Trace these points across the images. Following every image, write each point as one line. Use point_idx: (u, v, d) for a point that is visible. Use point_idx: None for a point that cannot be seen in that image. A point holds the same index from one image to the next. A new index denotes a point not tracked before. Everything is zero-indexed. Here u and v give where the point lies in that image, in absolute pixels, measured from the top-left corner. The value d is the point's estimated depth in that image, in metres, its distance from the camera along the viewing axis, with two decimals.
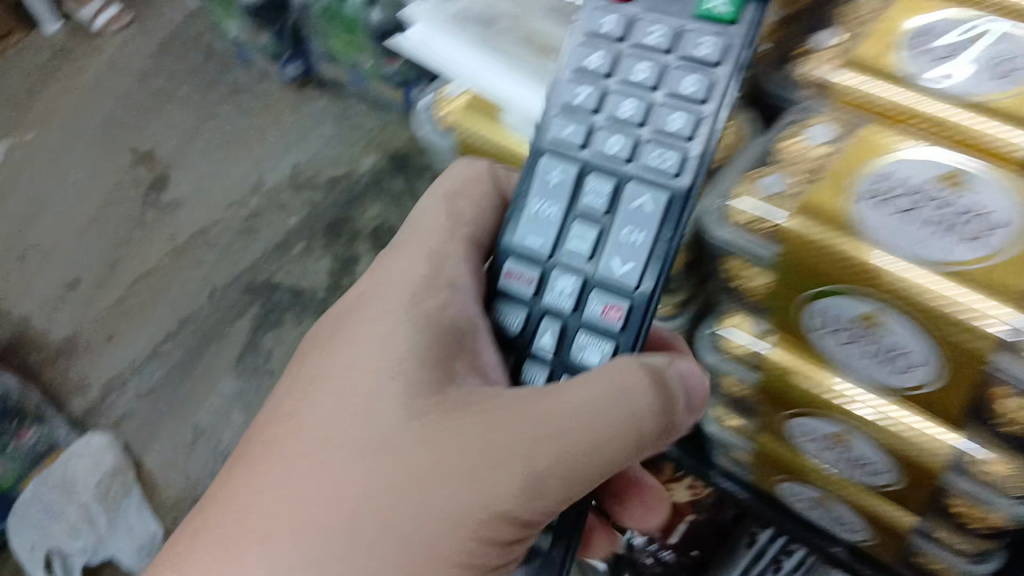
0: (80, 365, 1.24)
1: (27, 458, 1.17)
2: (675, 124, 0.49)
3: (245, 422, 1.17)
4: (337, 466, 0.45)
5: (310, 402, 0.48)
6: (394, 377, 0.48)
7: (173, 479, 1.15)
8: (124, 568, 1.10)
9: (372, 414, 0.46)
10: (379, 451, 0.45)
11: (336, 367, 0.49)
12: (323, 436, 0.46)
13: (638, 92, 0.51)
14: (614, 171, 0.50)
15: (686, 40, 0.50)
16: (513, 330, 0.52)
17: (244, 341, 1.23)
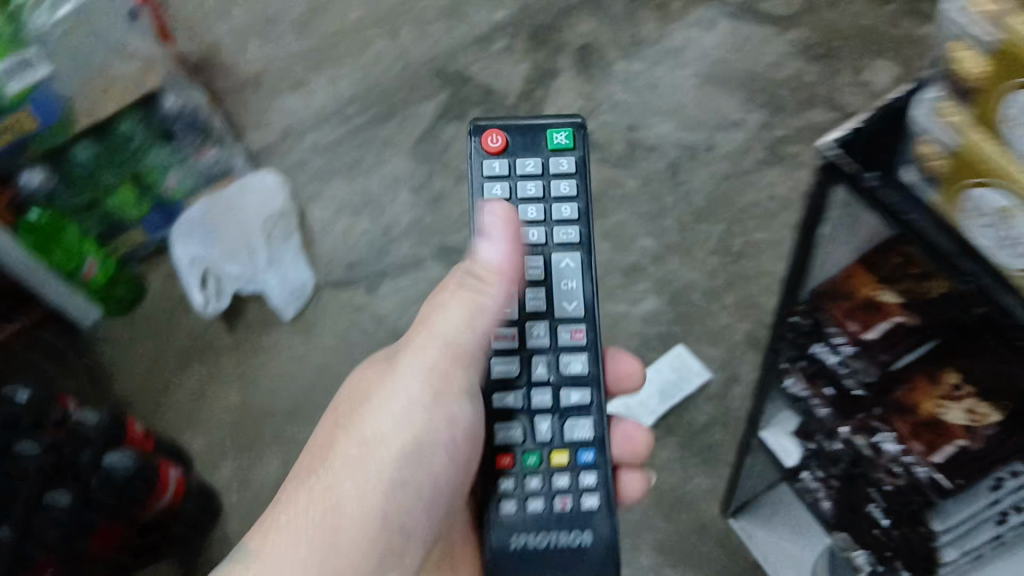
0: (261, 101, 1.24)
1: (200, 175, 1.12)
2: (564, 214, 0.57)
3: (411, 203, 1.16)
4: (374, 482, 0.49)
5: (338, 448, 0.50)
6: (427, 398, 0.51)
7: (333, 234, 1.14)
8: (270, 307, 1.08)
9: (406, 421, 0.51)
10: (421, 448, 0.51)
11: (359, 412, 0.51)
12: (368, 451, 0.49)
13: (527, 193, 0.56)
14: (540, 251, 0.56)
15: (522, 159, 0.57)
16: (516, 408, 0.55)
17: (427, 122, 1.20)
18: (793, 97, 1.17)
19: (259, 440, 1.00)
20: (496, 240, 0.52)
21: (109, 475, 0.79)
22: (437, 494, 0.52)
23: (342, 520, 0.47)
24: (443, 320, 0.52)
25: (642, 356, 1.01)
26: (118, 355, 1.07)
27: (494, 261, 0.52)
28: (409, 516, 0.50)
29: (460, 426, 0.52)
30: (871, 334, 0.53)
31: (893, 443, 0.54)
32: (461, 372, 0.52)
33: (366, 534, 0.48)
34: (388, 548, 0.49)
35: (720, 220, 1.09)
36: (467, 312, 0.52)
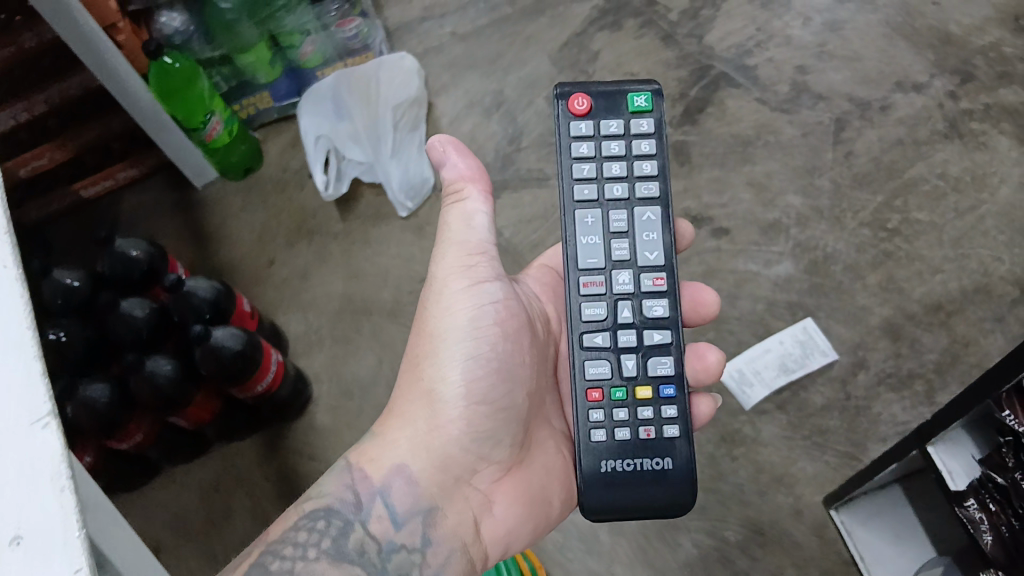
0: None
1: (340, 45, 1.06)
2: (646, 170, 0.59)
3: (545, 114, 1.09)
4: (482, 389, 0.57)
5: (413, 401, 0.58)
6: (491, 314, 0.59)
7: (460, 132, 1.09)
8: (387, 199, 1.05)
9: (477, 336, 0.58)
10: (503, 353, 0.59)
11: (421, 372, 0.59)
12: (456, 385, 0.57)
13: (611, 152, 0.59)
14: (625, 208, 0.59)
15: (607, 121, 0.59)
16: (606, 365, 0.58)
17: (576, 27, 1.12)
18: (987, 68, 1.04)
19: (356, 333, 0.98)
20: (455, 161, 0.58)
21: (216, 351, 0.78)
22: (513, 378, 0.59)
23: (436, 396, 0.57)
24: (457, 223, 0.59)
25: (766, 323, 0.94)
26: (228, 218, 1.06)
27: (458, 175, 0.59)
28: (493, 395, 0.58)
29: (492, 305, 0.60)
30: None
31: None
32: (483, 264, 0.60)
33: (453, 407, 0.57)
34: (479, 416, 0.57)
35: (880, 190, 0.99)
36: (462, 214, 0.59)
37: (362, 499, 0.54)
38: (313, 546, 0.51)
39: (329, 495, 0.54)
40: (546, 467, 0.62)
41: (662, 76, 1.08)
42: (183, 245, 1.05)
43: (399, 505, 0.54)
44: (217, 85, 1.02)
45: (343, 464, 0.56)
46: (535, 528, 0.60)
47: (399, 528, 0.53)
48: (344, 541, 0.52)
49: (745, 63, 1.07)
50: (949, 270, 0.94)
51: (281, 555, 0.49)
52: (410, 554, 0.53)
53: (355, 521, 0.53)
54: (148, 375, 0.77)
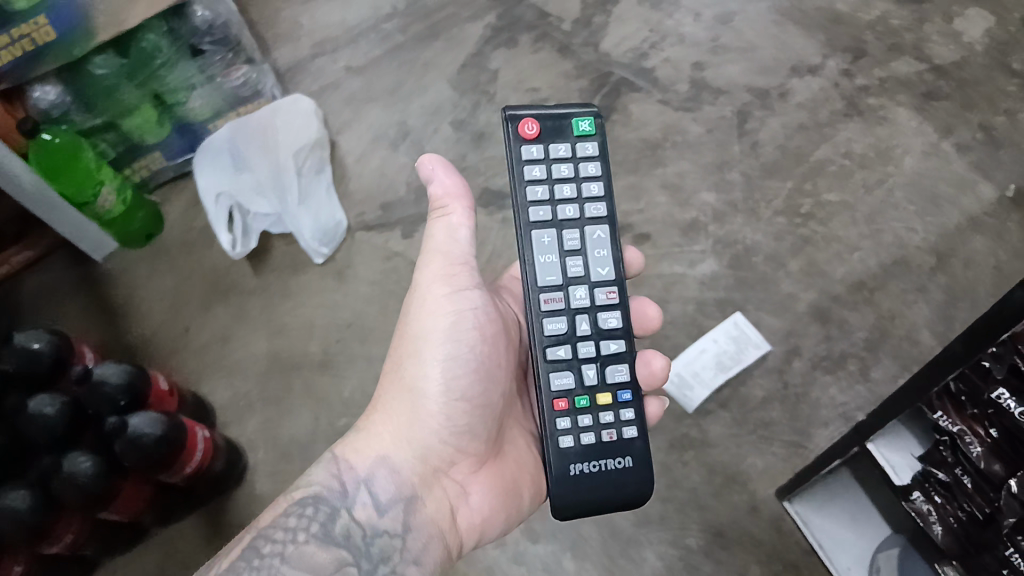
0: (288, 12, 1.15)
1: (229, 95, 1.02)
2: (593, 192, 0.59)
3: (453, 139, 1.07)
4: (465, 387, 0.60)
5: (397, 398, 0.60)
6: (474, 319, 0.61)
7: (368, 169, 1.06)
8: (300, 248, 1.01)
9: (459, 338, 0.60)
10: (483, 355, 0.61)
11: (405, 367, 0.61)
12: (440, 383, 0.60)
13: (561, 175, 0.58)
14: (578, 227, 0.59)
15: (555, 145, 0.58)
16: (570, 377, 0.58)
17: (473, 46, 1.11)
18: (877, 43, 1.06)
19: (288, 392, 0.95)
20: (442, 177, 0.58)
21: (136, 441, 0.75)
22: (491, 377, 0.62)
23: (418, 394, 0.60)
24: (441, 234, 0.60)
25: (698, 323, 0.94)
26: (135, 288, 1.01)
27: (444, 190, 0.59)
28: (473, 394, 0.60)
29: (472, 312, 0.61)
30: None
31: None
32: (463, 272, 0.61)
33: (434, 404, 0.60)
34: (460, 412, 0.60)
35: (790, 176, 1.00)
36: (447, 226, 0.59)
37: (348, 487, 0.57)
38: (303, 530, 0.54)
39: (316, 483, 0.57)
40: (516, 461, 0.66)
41: (564, 88, 1.07)
42: (89, 322, 1.00)
43: (382, 493, 0.57)
44: (104, 152, 0.97)
45: (329, 456, 0.59)
46: (508, 517, 0.64)
47: (382, 514, 0.57)
48: (332, 525, 0.55)
49: (644, 65, 1.08)
50: (866, 247, 0.96)
51: (272, 539, 0.54)
52: (391, 538, 0.56)
53: (341, 507, 0.56)
54: (68, 475, 0.73)
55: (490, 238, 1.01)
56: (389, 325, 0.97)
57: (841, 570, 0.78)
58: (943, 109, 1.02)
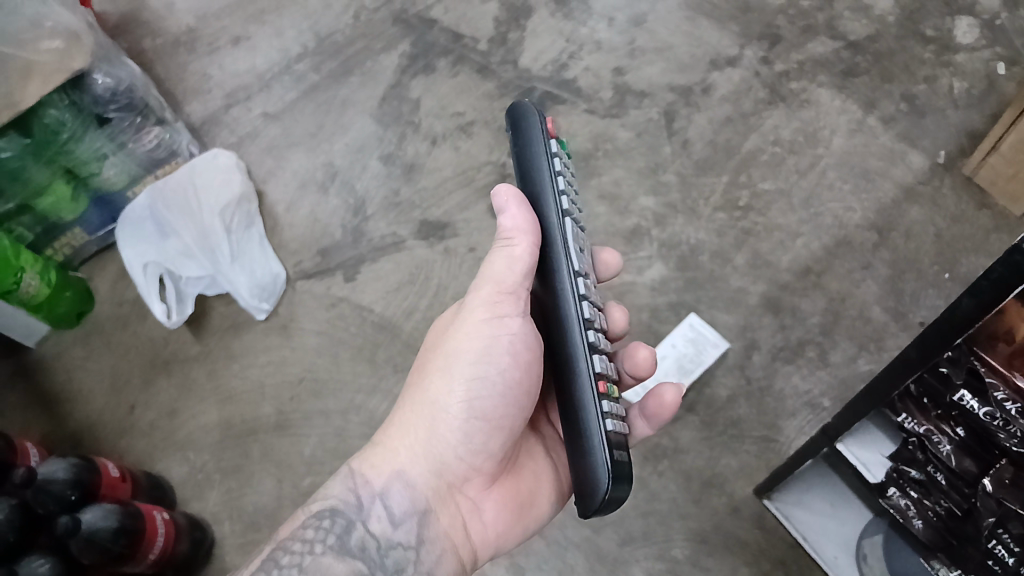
0: (198, 67, 1.13)
1: (143, 159, 0.98)
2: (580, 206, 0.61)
3: (383, 175, 1.04)
4: (491, 409, 0.59)
5: (421, 414, 0.59)
6: (514, 346, 0.58)
7: (300, 217, 1.03)
8: (239, 306, 0.98)
9: (493, 362, 0.58)
10: (515, 379, 0.59)
11: (431, 383, 0.59)
12: (465, 402, 0.58)
13: (571, 178, 0.59)
14: (583, 231, 0.59)
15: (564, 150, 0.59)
16: (602, 362, 0.55)
17: (391, 77, 1.09)
18: (791, 26, 1.07)
19: (247, 459, 0.91)
20: (515, 209, 0.56)
21: (92, 538, 0.70)
22: (518, 403, 0.60)
23: (439, 411, 0.59)
24: (498, 263, 0.57)
25: (654, 330, 0.93)
26: (73, 372, 0.97)
27: (514, 223, 0.56)
28: (498, 414, 0.59)
29: (510, 339, 0.58)
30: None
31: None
32: (510, 300, 0.58)
33: (455, 423, 0.58)
34: (479, 432, 0.59)
35: (723, 171, 1.00)
36: (507, 258, 0.56)
37: (364, 501, 0.57)
38: (320, 542, 0.54)
39: (334, 497, 0.57)
40: (532, 475, 0.66)
41: (489, 110, 1.06)
42: (27, 413, 0.94)
43: (398, 507, 0.57)
44: (23, 236, 0.93)
45: (347, 469, 0.59)
46: (519, 532, 0.64)
47: (397, 528, 0.56)
48: (348, 538, 0.55)
49: (564, 77, 1.07)
50: (808, 232, 0.96)
51: (290, 551, 0.54)
52: (406, 551, 0.56)
53: (357, 521, 0.56)
54: None
55: (434, 271, 0.98)
56: (342, 374, 0.94)
57: (828, 560, 0.79)
58: (864, 84, 1.03)
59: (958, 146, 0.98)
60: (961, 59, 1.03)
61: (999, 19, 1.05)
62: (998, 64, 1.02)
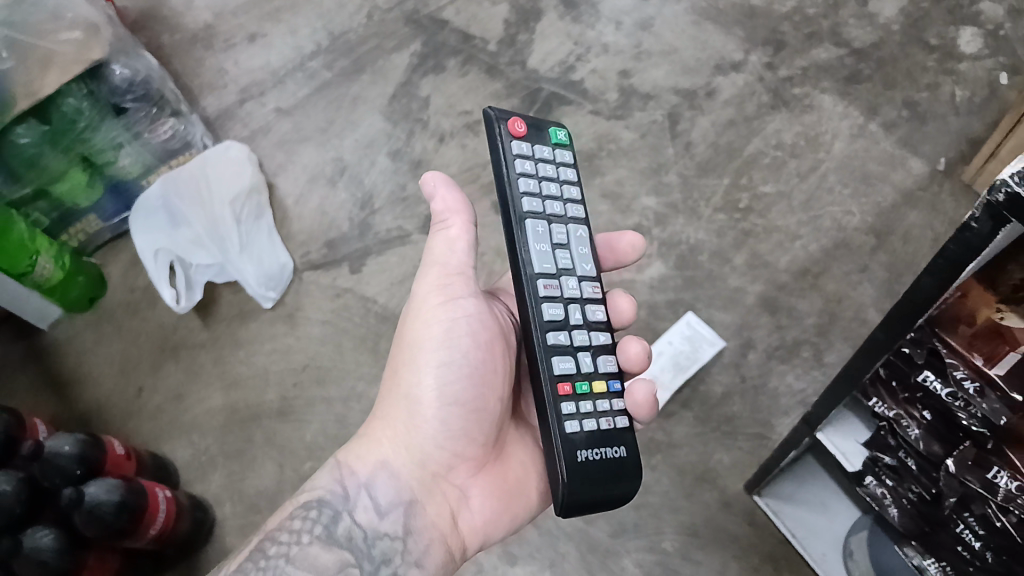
0: (214, 62, 1.16)
1: (158, 150, 1.01)
2: (573, 194, 0.62)
3: (390, 170, 1.06)
4: (459, 395, 0.60)
5: (393, 406, 0.61)
6: (469, 327, 0.61)
7: (308, 210, 1.05)
8: (247, 295, 1.00)
9: (452, 346, 0.60)
10: (477, 361, 0.61)
11: (400, 376, 0.62)
12: (432, 390, 0.60)
13: (547, 173, 0.61)
14: (563, 224, 0.61)
15: (540, 146, 0.61)
16: (571, 364, 0.58)
17: (401, 75, 1.12)
18: (795, 33, 1.09)
19: (249, 444, 0.94)
20: (446, 194, 0.59)
21: (94, 512, 0.72)
22: (489, 384, 0.61)
23: (413, 401, 0.61)
24: (440, 247, 0.61)
25: (652, 327, 0.94)
26: (83, 356, 0.99)
27: (444, 206, 0.59)
28: (470, 397, 0.60)
29: (467, 320, 0.61)
30: (1004, 371, 0.35)
31: (1011, 478, 0.38)
32: (459, 282, 0.61)
33: (431, 411, 0.60)
34: (454, 418, 0.60)
35: (725, 173, 1.01)
36: (446, 240, 0.60)
37: (350, 491, 0.59)
38: (307, 532, 0.57)
39: (321, 488, 0.59)
40: (523, 463, 0.65)
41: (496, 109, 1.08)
42: (38, 395, 0.97)
43: (381, 498, 0.59)
44: (39, 221, 0.96)
45: (334, 462, 0.61)
46: (512, 519, 0.64)
47: (383, 518, 0.58)
48: (334, 528, 0.58)
49: (571, 79, 1.09)
50: (807, 234, 0.97)
51: (278, 540, 0.56)
52: (392, 541, 0.58)
53: (343, 511, 0.58)
54: (29, 554, 0.71)
55: None
56: (345, 363, 0.96)
57: (817, 558, 0.80)
58: (866, 90, 1.04)
59: (958, 152, 0.99)
60: (964, 67, 1.04)
61: (1003, 29, 1.06)
62: (1001, 74, 1.03)
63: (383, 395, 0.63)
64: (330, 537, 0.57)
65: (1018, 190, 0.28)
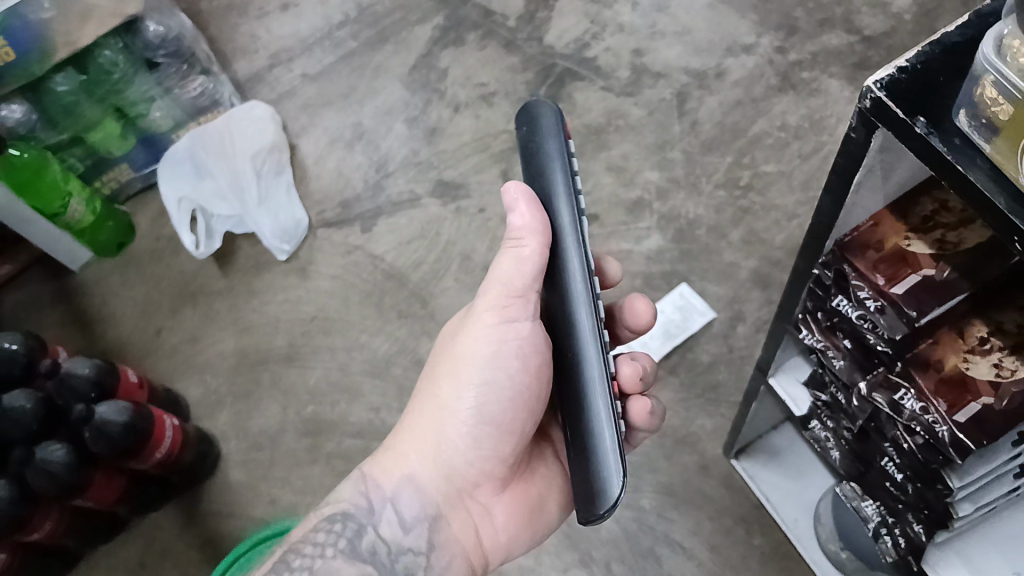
0: (249, 29, 1.22)
1: (187, 106, 1.07)
2: None
3: (406, 136, 1.11)
4: (499, 417, 0.57)
5: (430, 421, 0.58)
6: (523, 351, 0.55)
7: (326, 170, 1.10)
8: (264, 248, 1.06)
9: (500, 368, 0.56)
10: (524, 383, 0.57)
11: (442, 391, 0.58)
12: (472, 409, 0.57)
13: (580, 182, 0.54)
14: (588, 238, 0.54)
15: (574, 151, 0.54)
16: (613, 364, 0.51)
17: (422, 47, 1.16)
18: (808, 18, 1.10)
19: (257, 386, 0.99)
20: (525, 208, 0.51)
21: (102, 428, 0.78)
22: (529, 406, 0.58)
23: (450, 417, 0.57)
24: (507, 263, 0.52)
25: (645, 295, 0.98)
26: (108, 297, 1.05)
27: (522, 223, 0.51)
28: (507, 419, 0.58)
29: (518, 344, 0.55)
30: (902, 291, 0.39)
31: (916, 400, 0.42)
32: (519, 303, 0.55)
33: (464, 427, 0.57)
34: (488, 438, 0.58)
35: (728, 151, 1.04)
36: (516, 259, 0.52)
37: (375, 505, 0.57)
38: (330, 546, 0.55)
39: (346, 499, 0.57)
40: (545, 479, 0.64)
41: (510, 81, 1.12)
42: (66, 332, 1.03)
43: (408, 512, 0.57)
44: (74, 167, 1.02)
45: (360, 472, 0.58)
46: (531, 534, 0.63)
47: (408, 533, 0.56)
48: (358, 541, 0.55)
49: (585, 56, 1.12)
50: (804, 213, 0.99)
51: (303, 552, 0.54)
52: (416, 557, 0.56)
53: (368, 524, 0.56)
54: (40, 464, 0.77)
55: (444, 228, 1.04)
56: (351, 315, 1.01)
57: (788, 522, 0.82)
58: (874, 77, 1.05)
59: None
60: None
61: None
62: None
63: (419, 406, 0.59)
64: (355, 549, 0.55)
65: (881, 96, 0.31)
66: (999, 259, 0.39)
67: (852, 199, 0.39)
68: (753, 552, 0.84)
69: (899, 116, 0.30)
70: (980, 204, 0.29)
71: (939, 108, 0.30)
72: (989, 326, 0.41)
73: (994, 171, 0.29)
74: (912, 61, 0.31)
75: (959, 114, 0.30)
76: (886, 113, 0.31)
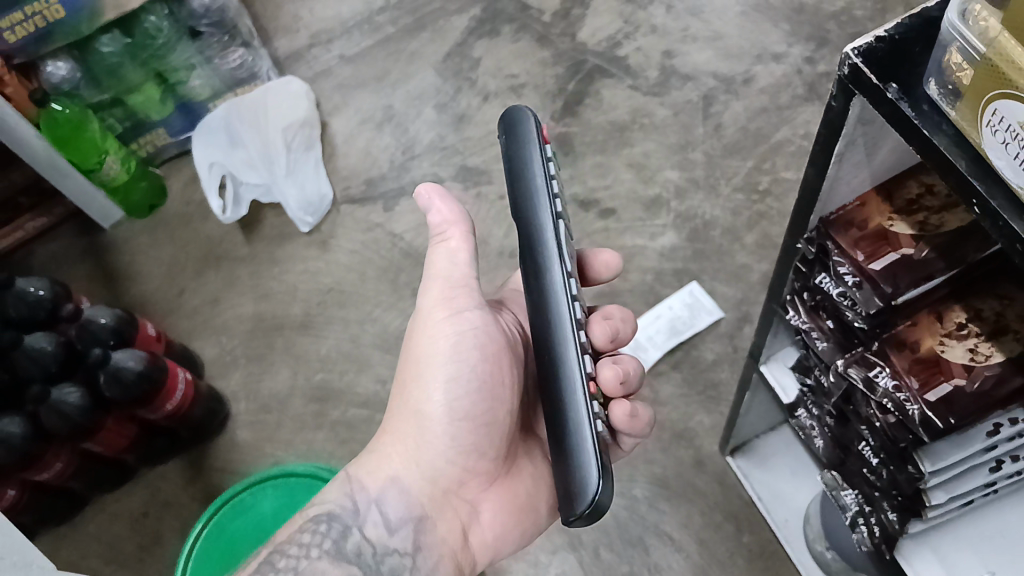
0: (292, 8, 1.25)
1: (226, 76, 1.11)
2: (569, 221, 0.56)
3: (435, 121, 1.13)
4: (467, 414, 0.57)
5: (402, 424, 0.58)
6: (477, 342, 0.57)
7: (354, 149, 1.13)
8: (288, 219, 1.09)
9: (459, 362, 0.57)
10: (483, 374, 0.57)
11: (409, 394, 0.58)
12: (440, 409, 0.57)
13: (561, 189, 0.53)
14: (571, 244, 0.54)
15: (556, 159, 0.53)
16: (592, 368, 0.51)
17: (457, 37, 1.19)
18: (840, 31, 1.11)
19: (270, 351, 1.02)
20: (438, 204, 0.53)
21: (117, 374, 0.81)
22: (499, 397, 0.58)
23: (424, 417, 0.57)
24: (440, 259, 0.55)
25: (655, 290, 0.99)
26: (135, 256, 1.09)
27: (441, 218, 0.54)
28: (479, 411, 0.57)
29: (473, 334, 0.57)
30: (880, 267, 0.41)
31: (889, 377, 0.42)
32: (464, 293, 0.57)
33: (438, 426, 0.57)
34: (464, 433, 0.57)
35: (749, 155, 1.05)
36: (447, 253, 0.55)
37: (361, 506, 0.56)
38: (316, 546, 0.55)
39: (331, 501, 0.57)
40: (533, 476, 0.62)
41: (540, 75, 1.14)
42: (93, 285, 1.07)
43: (392, 513, 0.56)
44: (112, 127, 1.07)
45: (345, 474, 0.58)
46: (521, 532, 0.61)
47: (393, 534, 0.56)
48: (344, 542, 0.55)
49: (616, 54, 1.14)
50: None
51: (288, 554, 0.54)
52: (402, 558, 0.55)
53: (354, 525, 0.56)
54: (54, 404, 0.80)
55: None
56: (366, 289, 1.03)
57: (779, 523, 0.83)
58: None
59: None
60: None
61: None
62: None
63: (392, 412, 0.59)
64: (341, 551, 0.55)
65: (858, 62, 0.32)
66: (976, 242, 0.41)
67: (836, 173, 0.40)
68: (740, 549, 0.84)
69: (872, 81, 0.32)
70: (944, 168, 0.30)
71: (912, 75, 0.31)
72: (969, 312, 0.42)
73: (959, 136, 0.30)
74: (891, 31, 0.33)
75: (930, 81, 0.31)
76: (862, 78, 0.32)
